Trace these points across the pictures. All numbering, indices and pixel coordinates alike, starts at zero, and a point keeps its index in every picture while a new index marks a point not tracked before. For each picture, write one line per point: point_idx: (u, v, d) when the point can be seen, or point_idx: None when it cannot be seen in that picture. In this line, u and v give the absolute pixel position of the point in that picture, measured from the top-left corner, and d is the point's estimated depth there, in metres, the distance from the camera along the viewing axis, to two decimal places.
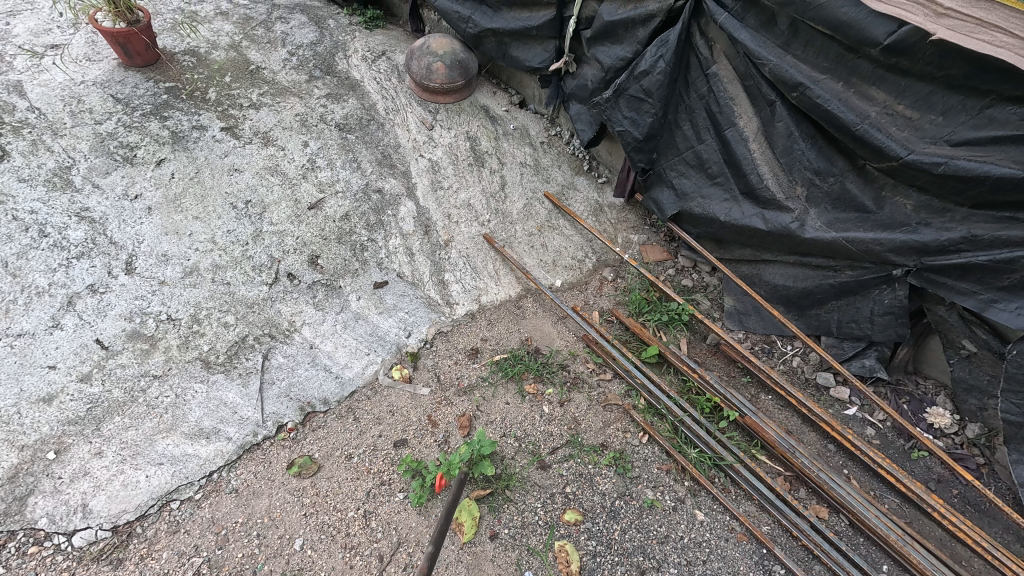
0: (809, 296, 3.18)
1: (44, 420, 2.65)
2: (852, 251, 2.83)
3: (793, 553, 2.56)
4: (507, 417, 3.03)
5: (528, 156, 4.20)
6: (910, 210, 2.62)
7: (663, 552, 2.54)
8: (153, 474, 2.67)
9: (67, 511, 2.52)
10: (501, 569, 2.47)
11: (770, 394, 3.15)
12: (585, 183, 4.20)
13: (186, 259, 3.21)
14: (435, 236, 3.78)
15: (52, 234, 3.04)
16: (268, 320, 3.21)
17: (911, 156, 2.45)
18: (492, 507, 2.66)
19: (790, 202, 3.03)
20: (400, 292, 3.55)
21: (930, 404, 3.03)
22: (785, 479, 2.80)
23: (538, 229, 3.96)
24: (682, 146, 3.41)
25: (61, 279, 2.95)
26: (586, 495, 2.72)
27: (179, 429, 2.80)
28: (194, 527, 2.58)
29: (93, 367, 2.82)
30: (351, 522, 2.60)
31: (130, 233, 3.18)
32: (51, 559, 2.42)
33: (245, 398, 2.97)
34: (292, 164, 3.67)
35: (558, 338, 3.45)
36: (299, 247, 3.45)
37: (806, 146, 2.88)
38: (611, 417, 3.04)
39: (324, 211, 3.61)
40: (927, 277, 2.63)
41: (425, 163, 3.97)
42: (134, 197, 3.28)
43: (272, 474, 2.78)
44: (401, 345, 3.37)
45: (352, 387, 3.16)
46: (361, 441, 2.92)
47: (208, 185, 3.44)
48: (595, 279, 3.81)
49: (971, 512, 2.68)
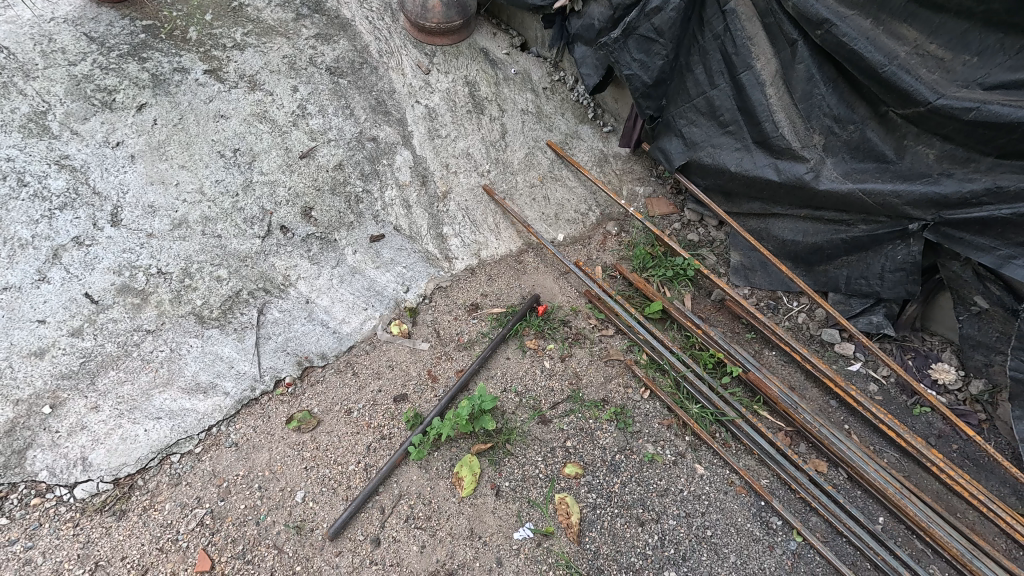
0: (818, 251, 3.09)
1: (37, 374, 2.59)
2: (868, 204, 2.72)
3: (791, 505, 2.57)
4: (507, 372, 3.02)
5: (530, 103, 3.99)
6: (932, 159, 2.49)
7: (662, 504, 2.55)
8: (151, 428, 2.67)
9: (67, 464, 2.53)
10: (502, 520, 2.49)
11: (774, 349, 3.11)
12: (589, 132, 4.02)
13: (174, 210, 3.05)
14: (432, 187, 3.64)
15: (31, 183, 2.86)
16: (261, 274, 3.11)
17: (941, 101, 2.32)
18: (493, 461, 2.66)
19: (806, 151, 2.89)
20: (397, 247, 3.45)
21: (935, 360, 2.98)
22: (785, 434, 2.79)
23: (539, 179, 3.83)
24: (693, 92, 3.22)
25: (45, 231, 2.80)
26: (587, 449, 2.72)
27: (176, 383, 2.77)
28: (195, 479, 2.61)
29: (84, 322, 2.73)
30: (352, 475, 2.63)
31: (113, 181, 3.00)
32: (54, 510, 2.46)
33: (241, 352, 2.94)
34: (282, 111, 3.46)
35: (561, 294, 3.40)
36: (292, 198, 3.31)
37: (827, 90, 2.74)
38: (612, 372, 3.02)
39: (316, 160, 3.44)
40: (944, 232, 2.53)
41: (421, 110, 3.76)
42: (116, 144, 3.07)
43: (271, 428, 2.79)
44: (400, 300, 3.32)
45: (350, 342, 3.14)
46: (360, 396, 2.91)
47: (193, 132, 3.23)
48: (598, 234, 3.72)
49: (969, 466, 2.68)
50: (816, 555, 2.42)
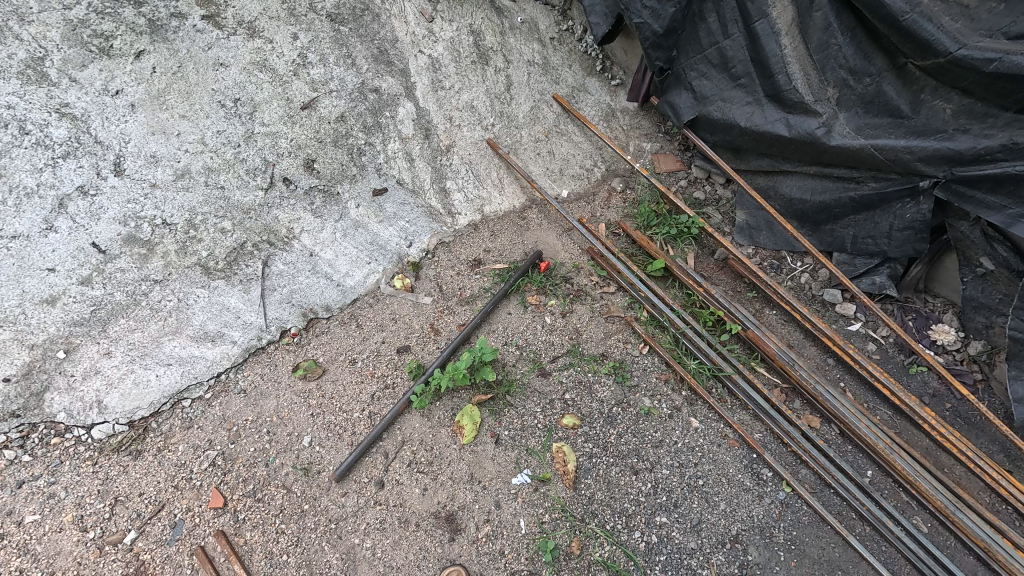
0: (825, 210, 3.05)
1: (50, 321, 2.61)
2: (878, 160, 2.67)
3: (782, 458, 2.62)
4: (508, 327, 3.08)
5: (537, 54, 3.86)
6: (949, 115, 2.42)
7: (657, 455, 2.61)
8: (163, 373, 2.78)
9: (84, 407, 2.64)
10: (501, 466, 2.58)
11: (774, 308, 3.13)
12: (597, 86, 3.96)
13: (176, 160, 2.88)
14: (435, 140, 3.58)
15: (33, 131, 2.58)
16: (265, 226, 3.07)
17: (962, 51, 2.25)
18: (493, 411, 2.74)
19: (819, 105, 2.82)
20: (400, 201, 3.44)
21: (936, 321, 2.98)
22: (781, 390, 2.83)
23: (545, 134, 3.82)
24: (705, 42, 3.11)
25: (49, 180, 2.61)
26: (584, 402, 2.78)
27: (185, 331, 2.85)
28: (206, 423, 2.74)
29: (92, 271, 2.68)
30: (356, 423, 2.72)
31: (115, 131, 2.75)
32: (74, 449, 2.59)
33: (247, 303, 3.00)
34: (281, 60, 3.16)
35: (563, 251, 3.45)
36: (294, 150, 3.17)
37: (844, 41, 2.66)
38: (612, 328, 3.07)
39: (318, 111, 3.25)
40: (954, 190, 2.48)
41: (424, 60, 3.57)
42: (115, 93, 2.75)
43: (278, 376, 2.90)
44: (403, 254, 3.39)
45: (354, 296, 3.22)
46: (364, 347, 3.01)
47: (192, 80, 2.93)
48: (603, 190, 3.78)
49: (960, 424, 2.71)
50: (804, 504, 2.48)
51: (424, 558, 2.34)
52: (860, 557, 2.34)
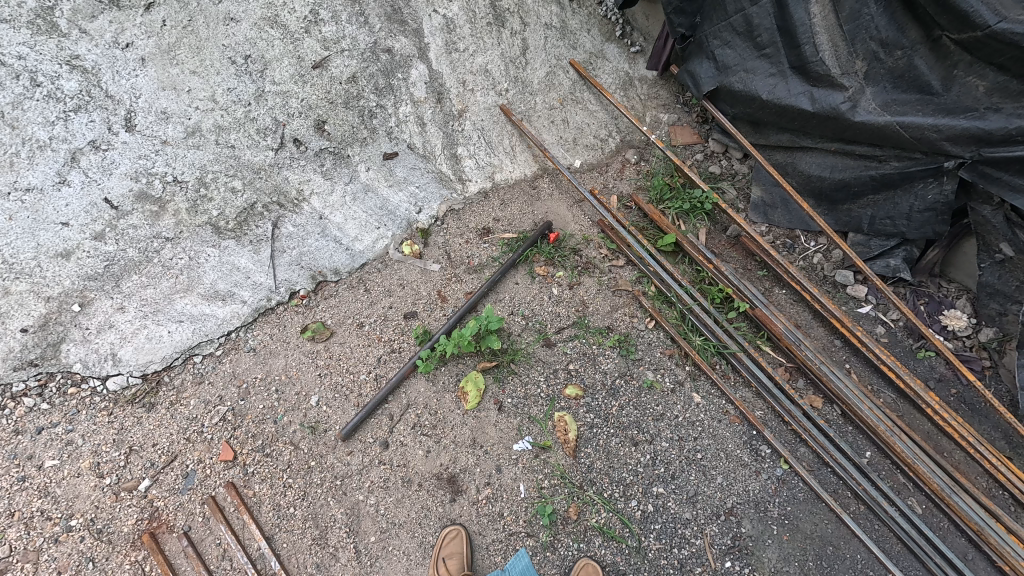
0: (844, 189, 2.97)
1: (65, 274, 2.64)
2: (903, 138, 2.58)
3: (781, 436, 2.64)
4: (515, 296, 3.09)
5: (555, 17, 3.72)
6: (982, 92, 2.34)
7: (657, 428, 2.64)
8: (175, 330, 2.84)
9: (99, 359, 2.72)
10: (503, 432, 2.63)
11: (785, 288, 3.09)
12: (616, 52, 3.84)
13: (187, 117, 2.83)
14: (448, 105, 3.49)
15: (44, 83, 2.53)
16: (276, 186, 3.05)
17: (1002, 25, 2.18)
18: (496, 379, 2.78)
19: (845, 78, 2.72)
20: (410, 165, 3.40)
21: (949, 306, 2.93)
22: (785, 370, 2.82)
23: (559, 102, 3.73)
24: (731, 9, 3.00)
25: (61, 133, 2.58)
26: (588, 372, 2.80)
27: (196, 290, 2.89)
28: (217, 379, 2.81)
29: (105, 227, 2.70)
30: (362, 384, 2.78)
31: (126, 86, 2.69)
32: (90, 400, 2.68)
33: (257, 263, 3.02)
34: (292, 16, 3.02)
35: (573, 222, 3.42)
36: (304, 110, 3.10)
37: (877, 11, 2.57)
38: (619, 302, 3.06)
39: (329, 71, 3.15)
40: (980, 170, 2.43)
41: (439, 20, 3.42)
42: (126, 46, 2.66)
43: (287, 336, 2.96)
44: (412, 220, 3.39)
45: (363, 260, 3.24)
46: (372, 311, 3.04)
47: (203, 35, 2.82)
48: (616, 161, 3.71)
49: (964, 410, 2.70)
50: (800, 481, 2.51)
51: (426, 517, 2.43)
52: (852, 534, 2.38)
